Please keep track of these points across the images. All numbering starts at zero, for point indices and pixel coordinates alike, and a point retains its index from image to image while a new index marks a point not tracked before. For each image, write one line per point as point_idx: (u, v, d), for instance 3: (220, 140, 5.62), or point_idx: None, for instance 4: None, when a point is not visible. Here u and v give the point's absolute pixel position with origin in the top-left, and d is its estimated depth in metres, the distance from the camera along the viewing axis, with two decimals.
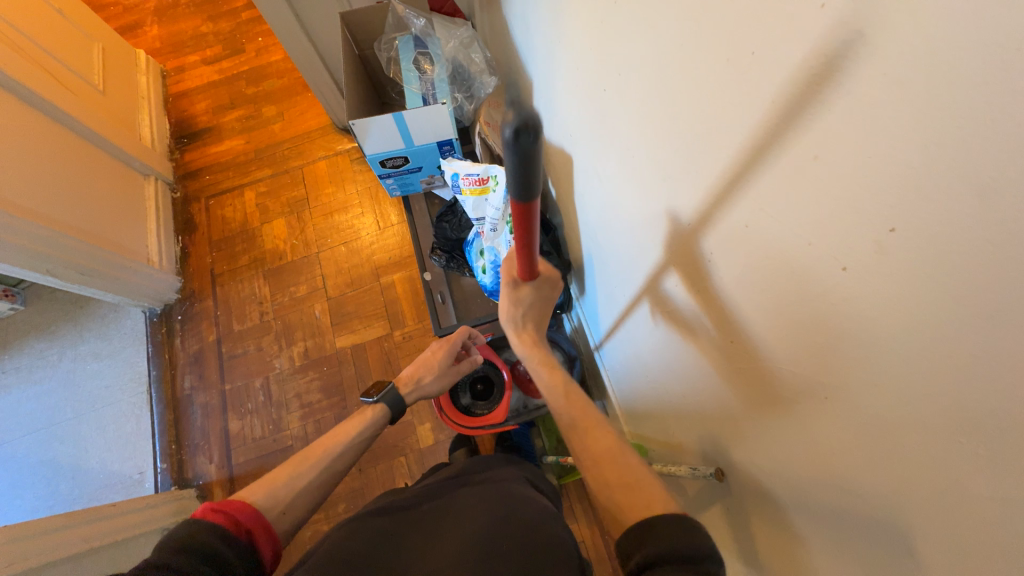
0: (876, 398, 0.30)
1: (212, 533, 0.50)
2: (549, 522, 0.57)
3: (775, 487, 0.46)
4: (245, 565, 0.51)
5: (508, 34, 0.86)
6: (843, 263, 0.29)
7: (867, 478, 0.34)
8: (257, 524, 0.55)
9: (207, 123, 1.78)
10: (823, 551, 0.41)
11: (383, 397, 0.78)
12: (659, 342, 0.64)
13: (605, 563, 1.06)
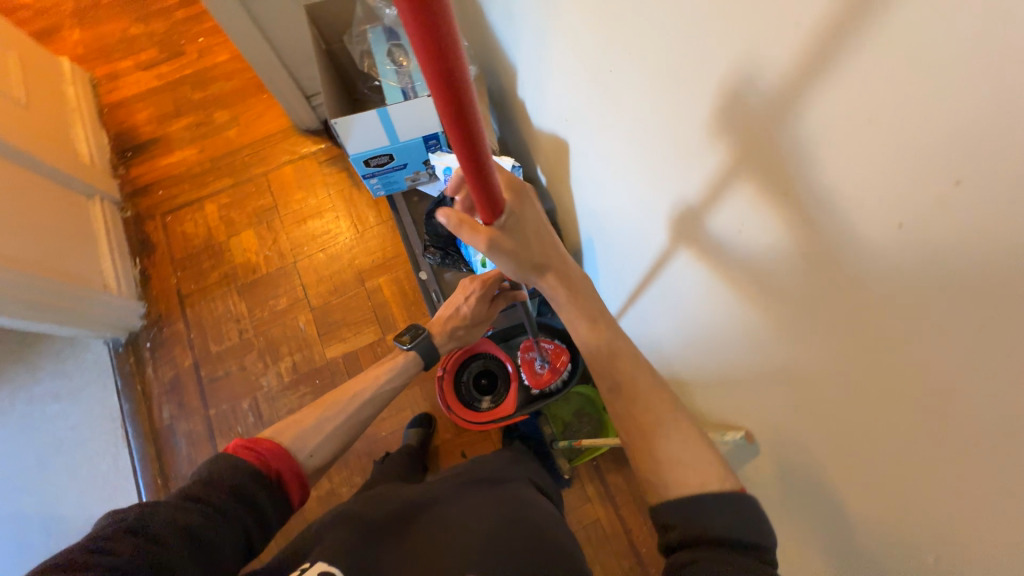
0: (929, 346, 0.32)
1: (243, 472, 0.56)
2: (553, 528, 0.60)
3: (813, 440, 0.48)
4: (272, 501, 0.57)
5: (485, 21, 0.84)
6: (899, 220, 0.30)
7: (915, 422, 0.36)
8: (285, 464, 0.61)
9: (152, 134, 1.65)
10: (865, 492, 0.44)
11: (415, 342, 0.84)
12: (680, 314, 0.65)
13: (623, 536, 1.10)
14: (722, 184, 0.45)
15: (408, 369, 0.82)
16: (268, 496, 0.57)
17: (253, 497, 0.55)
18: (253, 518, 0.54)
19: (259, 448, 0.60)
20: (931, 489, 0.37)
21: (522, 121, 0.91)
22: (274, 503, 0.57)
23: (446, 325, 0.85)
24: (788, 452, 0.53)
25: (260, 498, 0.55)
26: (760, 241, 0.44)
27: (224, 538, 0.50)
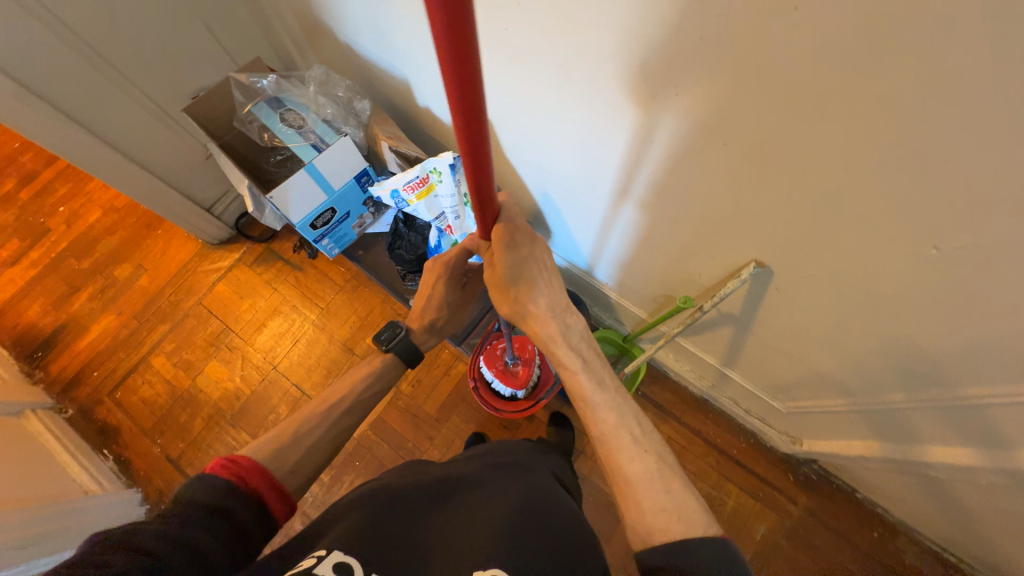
0: (859, 88, 0.40)
1: (220, 490, 0.52)
2: (575, 525, 0.57)
3: (809, 232, 0.57)
4: (256, 517, 0.54)
5: (358, 54, 0.88)
6: (794, 3, 0.38)
7: (874, 156, 0.44)
8: (266, 479, 0.58)
9: (55, 323, 1.49)
10: (863, 245, 0.53)
11: (392, 344, 0.85)
12: (655, 205, 0.71)
13: (692, 437, 1.19)
14: (645, 66, 0.52)
15: (387, 372, 0.84)
16: (249, 512, 0.53)
17: (233, 512, 0.51)
18: (241, 536, 0.50)
19: (235, 463, 0.57)
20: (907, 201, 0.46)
21: (432, 129, 0.95)
22: (255, 522, 0.53)
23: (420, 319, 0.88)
24: (794, 262, 0.62)
25: (240, 514, 0.52)
26: (696, 95, 0.51)
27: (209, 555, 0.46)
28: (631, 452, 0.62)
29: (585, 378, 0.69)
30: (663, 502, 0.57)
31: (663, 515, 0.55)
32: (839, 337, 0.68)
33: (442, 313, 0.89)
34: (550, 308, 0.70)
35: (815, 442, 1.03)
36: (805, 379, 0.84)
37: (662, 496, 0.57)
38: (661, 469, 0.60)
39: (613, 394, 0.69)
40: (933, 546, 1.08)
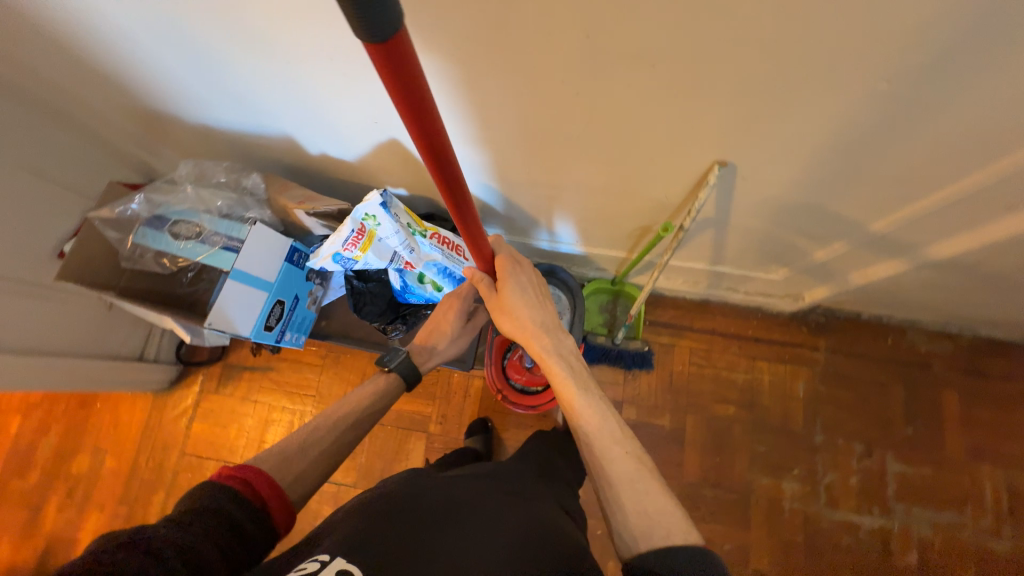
0: None
1: (221, 497, 0.49)
2: (575, 550, 0.56)
3: (761, 114, 0.56)
4: (256, 526, 0.50)
5: (224, 129, 0.78)
6: None
7: (807, 18, 0.43)
8: (273, 489, 0.54)
9: (34, 553, 1.30)
10: (816, 106, 0.53)
11: (393, 362, 0.78)
12: (599, 152, 0.69)
13: (709, 337, 1.24)
14: (546, 24, 0.48)
15: (389, 392, 0.75)
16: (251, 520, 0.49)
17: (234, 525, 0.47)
18: (237, 546, 0.47)
19: (242, 472, 0.54)
20: (848, 48, 0.45)
21: (338, 172, 0.87)
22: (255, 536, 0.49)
23: (428, 342, 0.82)
24: (755, 148, 0.62)
25: (240, 525, 0.48)
26: (610, 32, 0.47)
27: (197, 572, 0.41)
28: (611, 458, 0.64)
29: (573, 387, 0.71)
30: (643, 506, 0.58)
31: (644, 518, 0.57)
32: (809, 197, 0.71)
33: (451, 342, 0.85)
34: (546, 327, 0.75)
35: (814, 292, 1.09)
36: (790, 245, 0.87)
37: (642, 499, 0.58)
38: (642, 470, 0.62)
39: (596, 399, 0.69)
40: (934, 327, 1.20)
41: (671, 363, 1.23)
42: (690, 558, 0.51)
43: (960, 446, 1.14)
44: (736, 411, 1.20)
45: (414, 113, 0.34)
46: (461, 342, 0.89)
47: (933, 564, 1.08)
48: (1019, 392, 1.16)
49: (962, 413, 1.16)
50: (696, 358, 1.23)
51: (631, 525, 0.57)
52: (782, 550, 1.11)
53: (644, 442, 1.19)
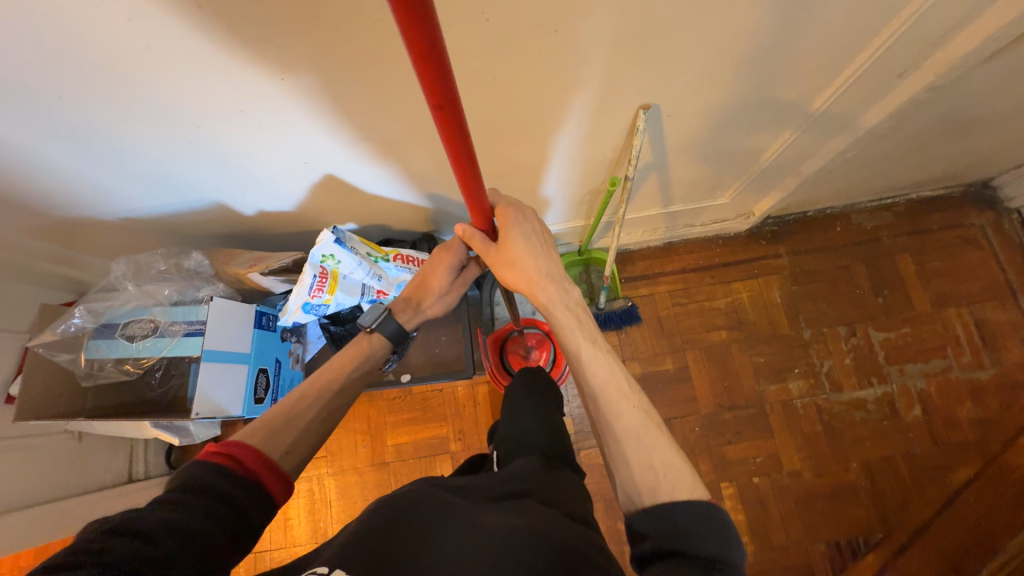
0: None
1: (211, 475, 0.51)
2: (579, 534, 0.50)
3: (668, 50, 0.58)
4: (253, 497, 0.52)
5: (151, 216, 0.75)
6: None
7: None
8: (268, 467, 0.56)
9: None
10: (714, 30, 0.56)
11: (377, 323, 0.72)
12: (531, 128, 0.70)
13: (682, 275, 1.29)
14: (444, 17, 0.48)
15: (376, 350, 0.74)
16: (245, 493, 0.52)
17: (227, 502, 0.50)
18: (236, 520, 0.49)
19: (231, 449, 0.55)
20: None
21: (282, 226, 0.84)
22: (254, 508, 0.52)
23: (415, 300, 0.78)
24: (670, 86, 0.65)
25: (235, 498, 0.51)
26: (508, 10, 0.48)
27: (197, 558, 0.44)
28: (621, 409, 0.67)
29: (581, 336, 0.73)
30: (648, 459, 0.62)
31: (649, 472, 0.61)
32: (731, 116, 0.75)
33: (439, 300, 0.82)
34: (552, 290, 0.75)
35: (761, 204, 1.16)
36: (729, 166, 0.92)
37: (649, 451, 0.62)
38: (648, 425, 0.65)
39: (607, 354, 0.72)
40: (872, 203, 1.30)
41: (657, 309, 1.27)
42: (695, 511, 0.55)
43: (926, 300, 1.24)
44: (728, 334, 1.25)
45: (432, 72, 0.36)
46: (450, 302, 0.86)
47: (936, 410, 1.17)
48: (959, 236, 1.27)
49: (919, 270, 1.26)
50: (678, 297, 1.27)
51: (637, 476, 0.61)
52: (807, 444, 1.17)
53: (655, 390, 1.22)
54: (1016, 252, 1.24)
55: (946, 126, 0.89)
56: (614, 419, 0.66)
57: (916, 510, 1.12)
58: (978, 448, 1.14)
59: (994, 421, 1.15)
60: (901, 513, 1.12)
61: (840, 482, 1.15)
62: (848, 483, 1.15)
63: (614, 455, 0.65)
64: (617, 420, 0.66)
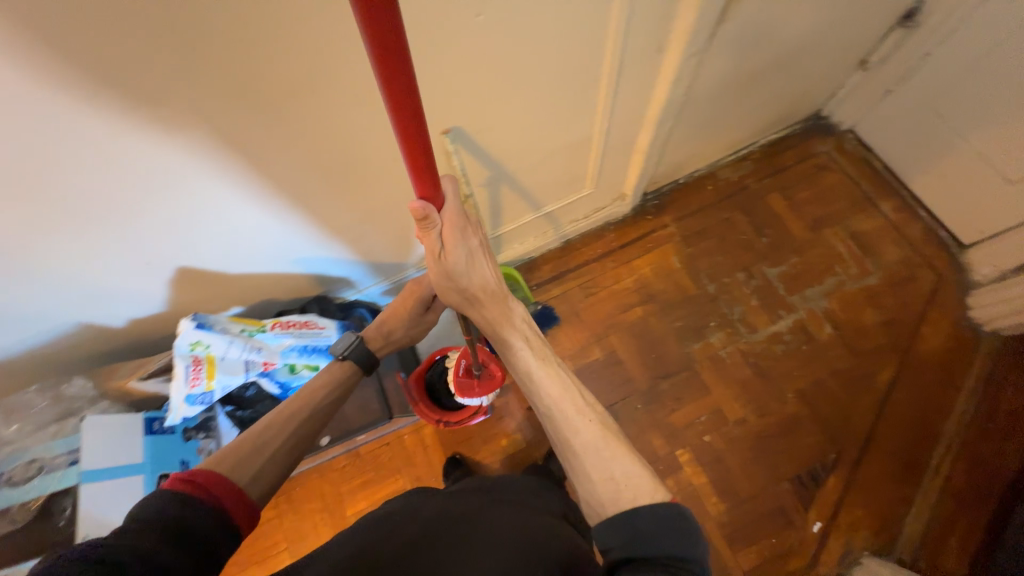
0: None
1: (177, 506, 0.48)
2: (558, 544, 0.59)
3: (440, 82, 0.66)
4: (219, 529, 0.50)
5: (16, 353, 0.75)
6: None
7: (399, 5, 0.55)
8: (233, 494, 0.54)
9: None
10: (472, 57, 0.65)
11: (348, 349, 0.79)
12: (357, 178, 0.78)
13: (585, 267, 1.35)
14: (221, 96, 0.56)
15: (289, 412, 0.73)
16: (214, 525, 0.50)
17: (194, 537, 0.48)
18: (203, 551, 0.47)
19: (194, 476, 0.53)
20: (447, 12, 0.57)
21: (161, 326, 0.86)
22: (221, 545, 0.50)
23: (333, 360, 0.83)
24: (463, 109, 0.73)
25: (201, 530, 0.49)
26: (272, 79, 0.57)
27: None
28: (576, 420, 0.68)
29: (530, 356, 0.75)
30: (609, 472, 0.63)
31: (610, 484, 0.62)
32: (540, 121, 0.84)
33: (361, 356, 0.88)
34: None
35: (628, 185, 1.25)
36: (571, 163, 1.01)
37: (610, 465, 0.64)
38: (608, 437, 0.67)
39: (560, 372, 0.74)
40: (731, 158, 1.43)
41: (571, 305, 1.32)
42: (658, 514, 0.57)
43: (804, 228, 1.34)
44: (643, 309, 1.31)
45: (396, 80, 0.38)
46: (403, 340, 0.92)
47: (845, 323, 1.24)
48: (813, 165, 1.40)
49: (789, 204, 1.37)
50: (587, 289, 1.33)
51: (599, 488, 0.63)
52: (743, 390, 1.21)
53: (591, 381, 1.25)
54: (863, 166, 1.38)
55: (742, 79, 1.02)
56: (572, 434, 0.67)
57: (858, 422, 1.16)
58: (892, 347, 1.21)
59: (896, 318, 1.23)
60: (846, 429, 1.16)
61: (783, 416, 1.18)
62: (791, 416, 1.18)
63: (576, 470, 0.66)
64: (575, 435, 0.67)
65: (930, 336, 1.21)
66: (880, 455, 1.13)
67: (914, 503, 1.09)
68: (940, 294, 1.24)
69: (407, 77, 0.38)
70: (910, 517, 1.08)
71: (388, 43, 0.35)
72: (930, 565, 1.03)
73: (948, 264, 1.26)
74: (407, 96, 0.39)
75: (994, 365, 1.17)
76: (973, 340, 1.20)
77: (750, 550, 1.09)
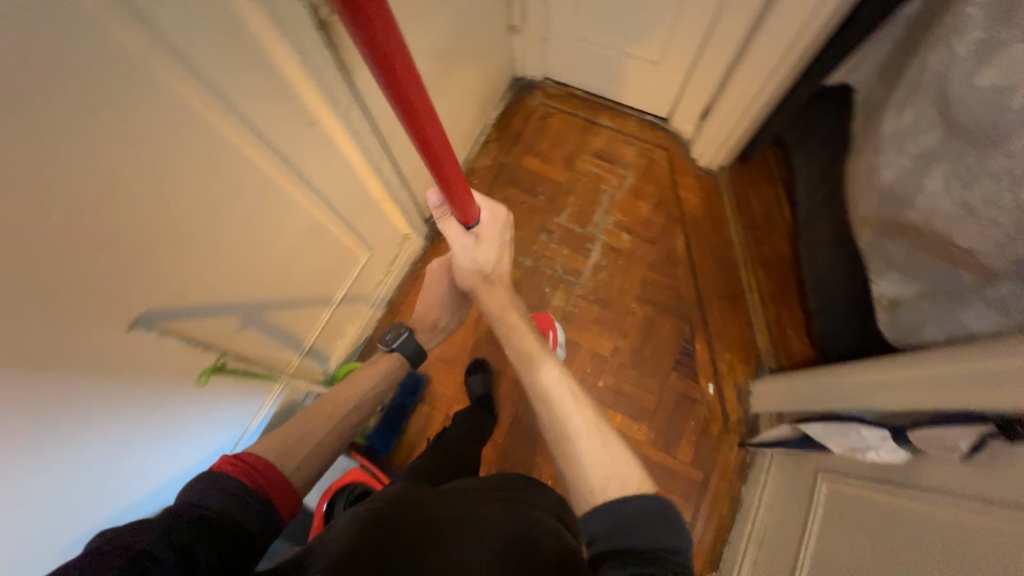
0: None
1: (225, 493, 0.55)
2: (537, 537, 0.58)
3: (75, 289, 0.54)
4: (261, 517, 0.57)
5: None
6: None
7: None
8: (277, 488, 0.61)
9: None
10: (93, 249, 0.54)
11: (397, 343, 1.04)
12: (48, 447, 0.59)
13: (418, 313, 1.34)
14: None
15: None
16: (254, 516, 0.56)
17: (232, 519, 0.54)
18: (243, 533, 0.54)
19: (241, 462, 0.61)
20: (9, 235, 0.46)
21: None
22: (257, 529, 0.55)
23: None
24: (137, 291, 0.62)
25: (245, 518, 0.55)
26: None
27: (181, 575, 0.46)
28: (576, 408, 0.78)
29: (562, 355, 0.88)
30: (599, 459, 0.70)
31: (600, 471, 0.68)
32: (246, 247, 0.77)
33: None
34: None
35: (403, 224, 1.24)
36: (322, 248, 0.96)
37: (595, 452, 0.70)
38: (594, 428, 0.75)
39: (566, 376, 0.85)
40: (475, 148, 1.53)
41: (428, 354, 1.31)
42: (645, 508, 0.59)
43: (562, 170, 1.50)
44: None
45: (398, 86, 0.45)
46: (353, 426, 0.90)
47: (634, 223, 1.43)
48: (538, 119, 1.57)
49: (541, 158, 1.52)
50: None
51: (591, 475, 0.68)
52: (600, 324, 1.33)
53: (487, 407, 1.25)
54: (572, 99, 1.59)
55: None
56: (577, 431, 0.74)
57: (687, 291, 1.35)
58: (671, 220, 1.43)
59: (662, 197, 1.46)
60: (683, 301, 1.34)
61: (640, 323, 1.33)
62: (645, 319, 1.33)
63: (570, 463, 0.71)
64: (571, 423, 0.75)
65: (688, 196, 1.46)
66: (714, 304, 1.34)
67: (753, 322, 1.31)
68: (676, 162, 1.50)
69: (406, 82, 0.45)
70: (758, 334, 1.30)
71: (377, 53, 0.40)
72: (788, 358, 1.26)
73: (667, 138, 1.53)
74: (395, 85, 0.45)
75: (736, 189, 1.45)
76: (714, 180, 1.47)
77: (682, 444, 1.21)
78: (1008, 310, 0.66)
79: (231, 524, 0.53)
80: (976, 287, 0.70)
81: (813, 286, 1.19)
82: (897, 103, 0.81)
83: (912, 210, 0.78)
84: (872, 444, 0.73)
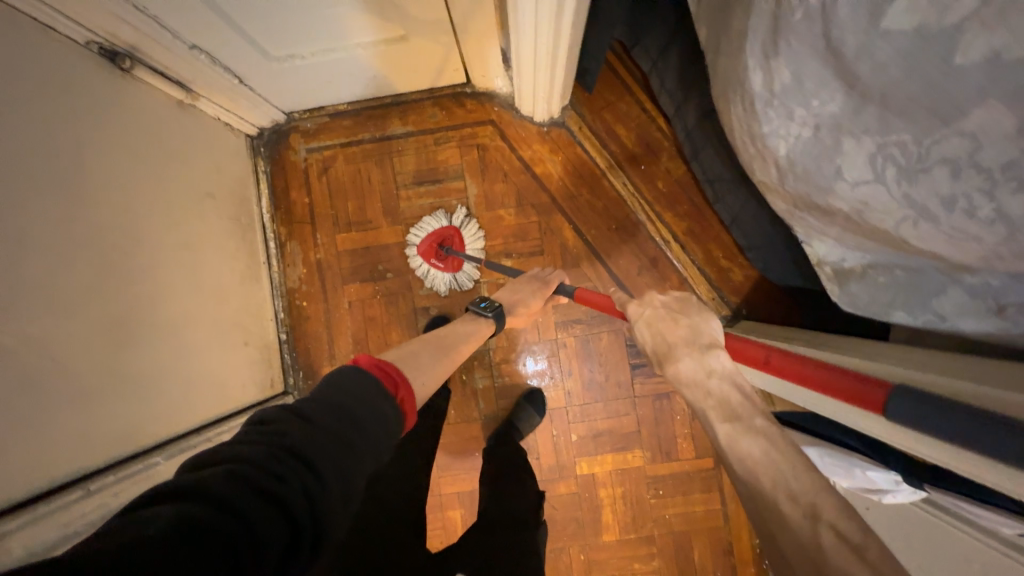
0: None
1: (371, 386, 0.53)
2: None
3: None
4: (392, 419, 0.53)
5: None
6: None
7: None
8: (406, 394, 0.57)
9: None
10: None
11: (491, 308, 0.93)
12: None
13: None
14: None
15: None
16: (392, 413, 0.53)
17: (378, 414, 0.51)
18: (380, 436, 0.49)
19: (385, 366, 0.58)
20: None
21: None
22: (392, 420, 0.52)
23: None
24: None
25: (386, 414, 0.52)
26: None
27: (340, 462, 0.44)
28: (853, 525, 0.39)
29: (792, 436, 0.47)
30: None
31: None
32: None
33: None
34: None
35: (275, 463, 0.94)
36: None
37: None
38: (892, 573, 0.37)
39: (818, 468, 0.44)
40: (274, 267, 1.14)
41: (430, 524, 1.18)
42: None
43: (391, 228, 1.14)
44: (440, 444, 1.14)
45: None
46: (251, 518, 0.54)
47: (507, 245, 1.13)
48: (319, 177, 1.14)
49: (356, 228, 1.14)
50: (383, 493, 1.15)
51: None
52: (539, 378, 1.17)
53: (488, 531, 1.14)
54: (337, 124, 1.14)
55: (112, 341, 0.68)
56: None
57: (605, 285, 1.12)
58: (546, 211, 1.13)
59: (518, 191, 1.13)
60: None
61: (574, 350, 1.16)
62: (578, 343, 1.16)
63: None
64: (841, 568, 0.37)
65: (547, 168, 1.13)
66: (639, 281, 1.11)
67: (687, 276, 1.10)
68: (509, 132, 1.13)
69: None
70: (696, 285, 1.10)
71: None
72: (737, 294, 1.08)
73: (481, 105, 1.13)
74: None
75: (591, 124, 1.11)
76: (563, 128, 1.13)
77: (680, 443, 1.16)
78: (1003, 307, 0.48)
79: (368, 415, 0.50)
80: (949, 271, 0.51)
81: (730, 222, 0.95)
82: (754, 45, 0.49)
83: (831, 199, 0.52)
84: (889, 489, 0.62)
